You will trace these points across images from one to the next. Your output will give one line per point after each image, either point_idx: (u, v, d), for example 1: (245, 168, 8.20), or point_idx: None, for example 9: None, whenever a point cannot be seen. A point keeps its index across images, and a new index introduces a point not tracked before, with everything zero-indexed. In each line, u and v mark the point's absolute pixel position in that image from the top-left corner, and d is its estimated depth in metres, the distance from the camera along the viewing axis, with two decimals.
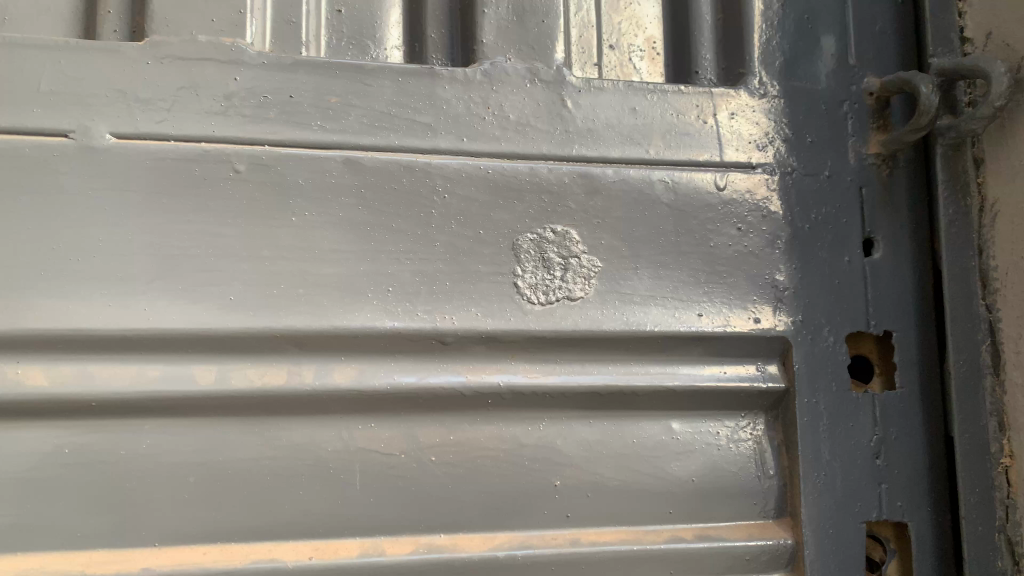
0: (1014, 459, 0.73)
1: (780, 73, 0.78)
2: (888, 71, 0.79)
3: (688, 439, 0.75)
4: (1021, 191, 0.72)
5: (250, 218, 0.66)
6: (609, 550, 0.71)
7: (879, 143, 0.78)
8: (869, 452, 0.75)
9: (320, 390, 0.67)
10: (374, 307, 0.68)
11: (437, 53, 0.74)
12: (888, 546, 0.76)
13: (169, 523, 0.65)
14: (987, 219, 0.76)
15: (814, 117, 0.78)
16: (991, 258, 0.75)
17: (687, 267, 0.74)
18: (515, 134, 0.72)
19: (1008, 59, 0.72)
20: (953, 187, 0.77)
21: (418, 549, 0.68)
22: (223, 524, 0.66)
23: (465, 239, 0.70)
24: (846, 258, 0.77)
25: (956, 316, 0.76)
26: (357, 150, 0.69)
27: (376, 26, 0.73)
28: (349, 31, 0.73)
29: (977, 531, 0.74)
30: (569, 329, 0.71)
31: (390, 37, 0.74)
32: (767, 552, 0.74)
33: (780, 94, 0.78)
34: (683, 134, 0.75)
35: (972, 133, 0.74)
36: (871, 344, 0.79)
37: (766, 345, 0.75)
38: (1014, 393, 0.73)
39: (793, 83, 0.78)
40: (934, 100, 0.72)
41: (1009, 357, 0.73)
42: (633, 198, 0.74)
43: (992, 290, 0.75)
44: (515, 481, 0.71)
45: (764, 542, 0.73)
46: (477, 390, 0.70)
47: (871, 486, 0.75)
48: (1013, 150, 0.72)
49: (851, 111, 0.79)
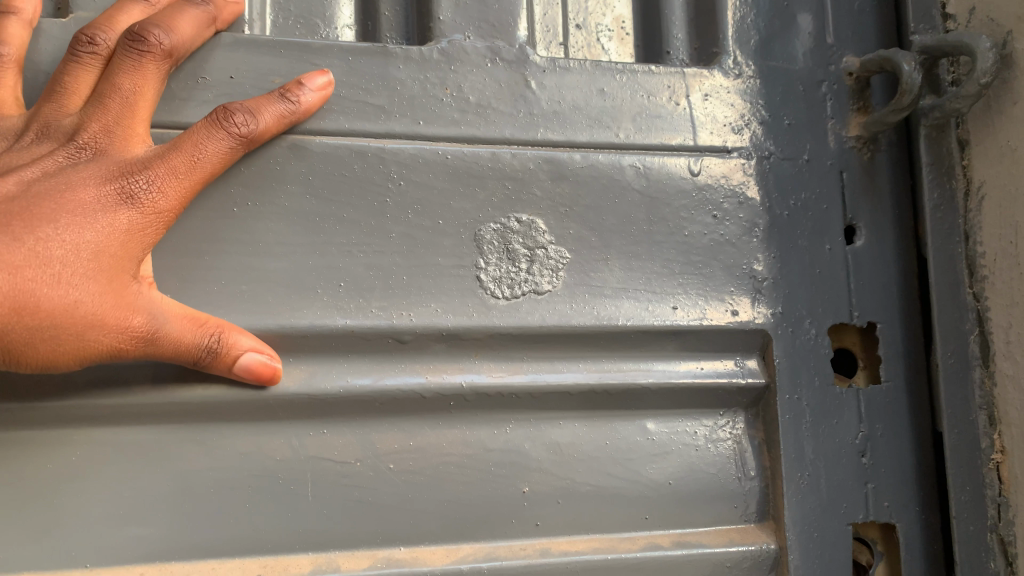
0: (1005, 456, 0.69)
1: (755, 52, 0.74)
2: (867, 49, 0.75)
3: (665, 440, 0.70)
4: (1007, 170, 0.67)
5: (188, 209, 0.61)
6: (583, 560, 0.66)
7: (859, 125, 0.75)
8: (854, 450, 0.71)
9: (267, 394, 0.62)
10: (325, 304, 0.63)
11: (392, 32, 0.70)
12: (875, 548, 0.73)
13: (102, 541, 0.60)
14: (973, 203, 0.71)
15: (792, 99, 0.74)
16: (978, 244, 0.71)
17: (660, 257, 0.70)
18: (475, 117, 0.67)
19: (993, 33, 0.68)
20: (938, 170, 0.72)
21: (375, 563, 0.63)
22: (162, 542, 0.61)
23: (424, 230, 0.65)
24: (827, 246, 0.73)
25: (943, 305, 0.71)
26: (304, 135, 0.64)
27: (325, 4, 0.69)
28: (297, 9, 0.68)
29: (969, 529, 0.70)
30: (536, 324, 0.66)
31: (342, 15, 0.69)
32: (749, 558, 0.69)
33: (756, 75, 0.74)
34: (654, 117, 0.71)
35: (957, 112, 0.69)
36: (855, 336, 0.75)
37: (744, 339, 0.71)
38: (1003, 386, 0.68)
39: (770, 63, 0.74)
40: (918, 78, 0.68)
41: (998, 347, 0.69)
42: (602, 185, 0.69)
43: (979, 277, 0.71)
44: (480, 488, 0.66)
45: (746, 548, 0.69)
46: (438, 392, 0.65)
47: (857, 486, 0.71)
48: (1000, 129, 0.67)
49: (830, 92, 0.75)
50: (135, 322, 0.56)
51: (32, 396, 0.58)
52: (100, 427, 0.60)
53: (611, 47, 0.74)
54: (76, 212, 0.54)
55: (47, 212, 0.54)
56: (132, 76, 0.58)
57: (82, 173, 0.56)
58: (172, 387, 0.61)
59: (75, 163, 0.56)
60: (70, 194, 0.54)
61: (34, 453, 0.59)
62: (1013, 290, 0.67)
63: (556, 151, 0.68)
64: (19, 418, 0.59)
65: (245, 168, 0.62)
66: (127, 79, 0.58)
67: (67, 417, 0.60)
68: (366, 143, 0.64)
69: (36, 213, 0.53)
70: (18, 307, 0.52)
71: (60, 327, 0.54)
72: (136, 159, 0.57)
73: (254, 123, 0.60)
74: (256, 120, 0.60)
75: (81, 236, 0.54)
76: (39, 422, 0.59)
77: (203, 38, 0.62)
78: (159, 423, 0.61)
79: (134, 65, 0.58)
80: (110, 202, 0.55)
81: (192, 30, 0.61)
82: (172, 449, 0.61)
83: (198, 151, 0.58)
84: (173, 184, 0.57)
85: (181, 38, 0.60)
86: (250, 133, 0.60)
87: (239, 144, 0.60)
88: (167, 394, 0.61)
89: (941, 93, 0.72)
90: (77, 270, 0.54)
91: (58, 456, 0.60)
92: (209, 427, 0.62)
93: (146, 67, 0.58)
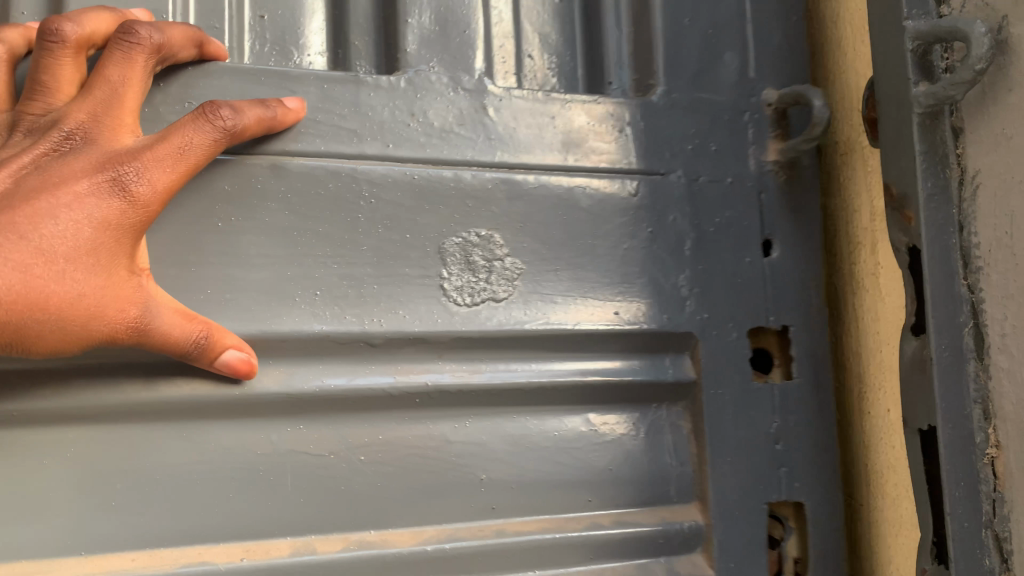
0: (1001, 449, 0.63)
1: (687, 85, 0.82)
2: (784, 83, 0.85)
3: (606, 431, 0.79)
4: (997, 160, 0.62)
5: (176, 224, 0.67)
6: (534, 538, 0.74)
7: (777, 151, 0.84)
8: (769, 438, 0.81)
9: (250, 394, 0.68)
10: (303, 311, 0.69)
11: (361, 60, 0.76)
12: (787, 524, 0.83)
13: (97, 530, 0.65)
14: (967, 193, 0.65)
15: (718, 127, 0.83)
16: (973, 235, 0.65)
17: (603, 268, 0.78)
18: (439, 141, 0.74)
19: (988, 18, 0.62)
20: (933, 158, 0.65)
21: (349, 545, 0.70)
22: (153, 530, 0.66)
23: (392, 243, 0.72)
24: (748, 258, 0.82)
25: (936, 299, 0.65)
26: (283, 156, 0.69)
27: (299, 33, 0.75)
28: (273, 37, 0.74)
29: (965, 527, 0.63)
30: (493, 328, 0.74)
31: (314, 44, 0.75)
32: (679, 534, 0.79)
33: (686, 104, 0.82)
34: (598, 141, 0.79)
35: (950, 100, 0.62)
36: (772, 338, 0.85)
37: (675, 340, 0.80)
38: (1000, 377, 0.62)
39: (701, 94, 0.83)
40: (827, 111, 0.78)
41: (1014, 341, 0.61)
42: (552, 203, 0.77)
43: (981, 269, 0.64)
44: (442, 476, 0.73)
45: (676, 525, 0.79)
46: (405, 390, 0.72)
47: (772, 469, 0.81)
48: (995, 117, 0.62)
49: (752, 121, 0.84)
50: (128, 311, 0.61)
51: (29, 396, 0.63)
52: (92, 425, 0.65)
53: (559, 77, 0.82)
54: (73, 204, 0.59)
55: (48, 209, 0.58)
56: (121, 67, 0.63)
57: (77, 168, 0.60)
58: (162, 388, 0.66)
59: (69, 155, 0.61)
60: (68, 189, 0.59)
61: (30, 450, 0.64)
62: (1009, 283, 0.61)
63: (510, 172, 0.76)
64: (16, 417, 0.63)
65: (229, 186, 0.68)
66: (115, 71, 0.63)
67: (61, 417, 0.64)
68: (340, 163, 0.71)
69: (38, 210, 0.58)
70: (27, 300, 0.57)
71: (62, 319, 0.59)
72: (127, 152, 0.62)
73: (237, 118, 0.65)
74: (239, 116, 0.65)
75: (79, 230, 0.59)
76: (35, 421, 0.64)
77: (191, 48, 0.67)
78: (149, 421, 0.67)
79: (123, 57, 0.63)
80: (104, 192, 0.60)
81: (181, 39, 0.66)
82: (160, 444, 0.67)
83: (185, 144, 0.63)
84: (163, 176, 0.62)
85: (171, 43, 0.65)
86: (232, 126, 0.65)
87: (223, 136, 0.65)
88: (158, 394, 0.66)
89: (934, 79, 0.65)
90: (77, 264, 0.59)
91: (53, 452, 0.64)
92: (195, 424, 0.68)
93: (135, 62, 0.63)
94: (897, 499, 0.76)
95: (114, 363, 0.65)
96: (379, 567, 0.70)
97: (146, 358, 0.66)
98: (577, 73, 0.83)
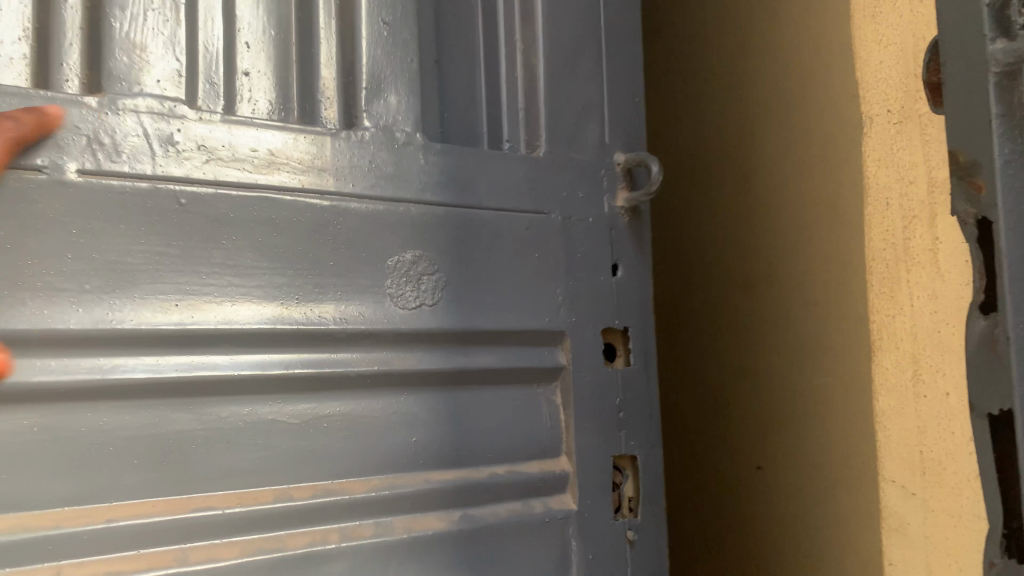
0: None
1: (561, 144, 1.09)
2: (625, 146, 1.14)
3: (505, 403, 1.02)
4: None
5: (190, 240, 0.84)
6: (449, 483, 0.96)
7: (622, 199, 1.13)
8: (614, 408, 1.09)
9: (242, 375, 0.85)
10: (282, 309, 0.87)
11: (326, 111, 0.95)
12: (624, 472, 1.10)
13: (120, 484, 0.79)
14: None
15: (583, 176, 1.10)
16: None
17: (503, 280, 1.02)
18: (387, 181, 0.95)
19: None
20: (1013, 119, 0.59)
21: (316, 492, 0.88)
22: (166, 486, 0.81)
23: (350, 259, 0.92)
24: (601, 277, 1.09)
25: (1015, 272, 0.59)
26: (263, 189, 0.88)
27: (279, 87, 0.93)
28: (258, 90, 0.91)
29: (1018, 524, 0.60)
30: (424, 325, 0.96)
31: (290, 95, 0.93)
32: (552, 477, 1.04)
33: (560, 158, 1.08)
34: (499, 184, 1.03)
35: None
36: (618, 335, 1.12)
37: (552, 337, 1.05)
38: None
39: (570, 150, 1.09)
40: (660, 175, 1.08)
41: None
42: (466, 230, 1.00)
43: None
44: (386, 436, 0.93)
45: (550, 470, 1.04)
46: (360, 372, 0.92)
47: (615, 432, 1.09)
48: None
49: (604, 173, 1.12)
50: None
51: (70, 376, 0.77)
52: (118, 399, 0.79)
53: (474, 126, 1.06)
54: None
55: None
56: None
57: None
58: (179, 369, 0.82)
59: None
60: None
61: (70, 418, 0.77)
62: None
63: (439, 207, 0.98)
64: (61, 391, 0.77)
65: (225, 211, 0.85)
66: None
67: (95, 392, 0.78)
68: (309, 196, 0.90)
69: None
70: None
71: None
72: None
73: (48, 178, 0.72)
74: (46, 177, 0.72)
75: None
76: (75, 394, 0.77)
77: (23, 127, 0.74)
78: (166, 395, 0.82)
79: None
80: None
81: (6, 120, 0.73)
82: (171, 415, 0.82)
83: None
84: None
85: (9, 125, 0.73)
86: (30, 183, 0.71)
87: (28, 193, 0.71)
88: (170, 374, 0.81)
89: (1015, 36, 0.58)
90: None
91: (87, 420, 0.78)
92: (199, 398, 0.83)
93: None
94: (958, 486, 0.93)
95: (135, 350, 0.80)
96: (340, 507, 0.89)
97: (164, 346, 0.82)
98: (482, 129, 1.06)
